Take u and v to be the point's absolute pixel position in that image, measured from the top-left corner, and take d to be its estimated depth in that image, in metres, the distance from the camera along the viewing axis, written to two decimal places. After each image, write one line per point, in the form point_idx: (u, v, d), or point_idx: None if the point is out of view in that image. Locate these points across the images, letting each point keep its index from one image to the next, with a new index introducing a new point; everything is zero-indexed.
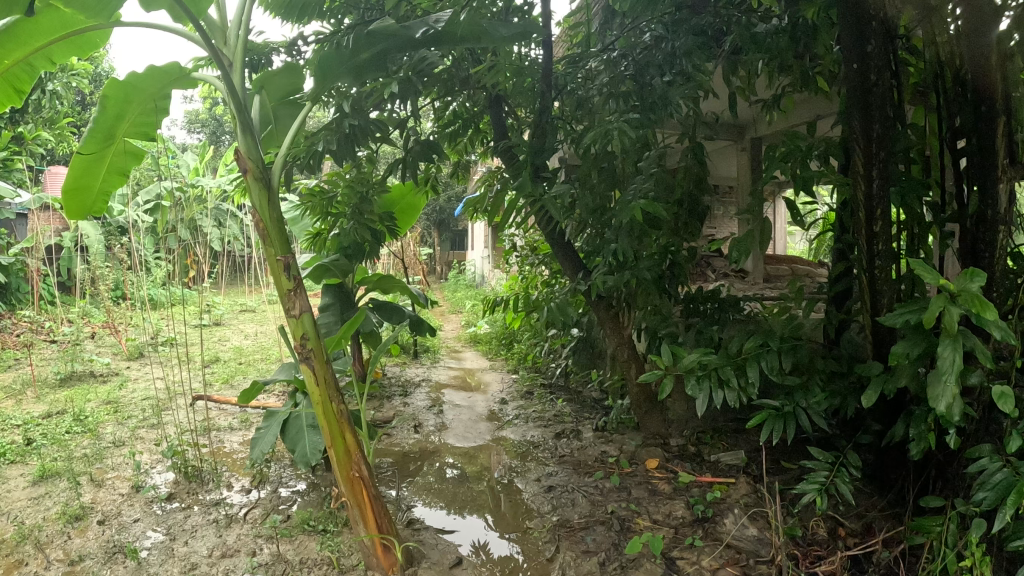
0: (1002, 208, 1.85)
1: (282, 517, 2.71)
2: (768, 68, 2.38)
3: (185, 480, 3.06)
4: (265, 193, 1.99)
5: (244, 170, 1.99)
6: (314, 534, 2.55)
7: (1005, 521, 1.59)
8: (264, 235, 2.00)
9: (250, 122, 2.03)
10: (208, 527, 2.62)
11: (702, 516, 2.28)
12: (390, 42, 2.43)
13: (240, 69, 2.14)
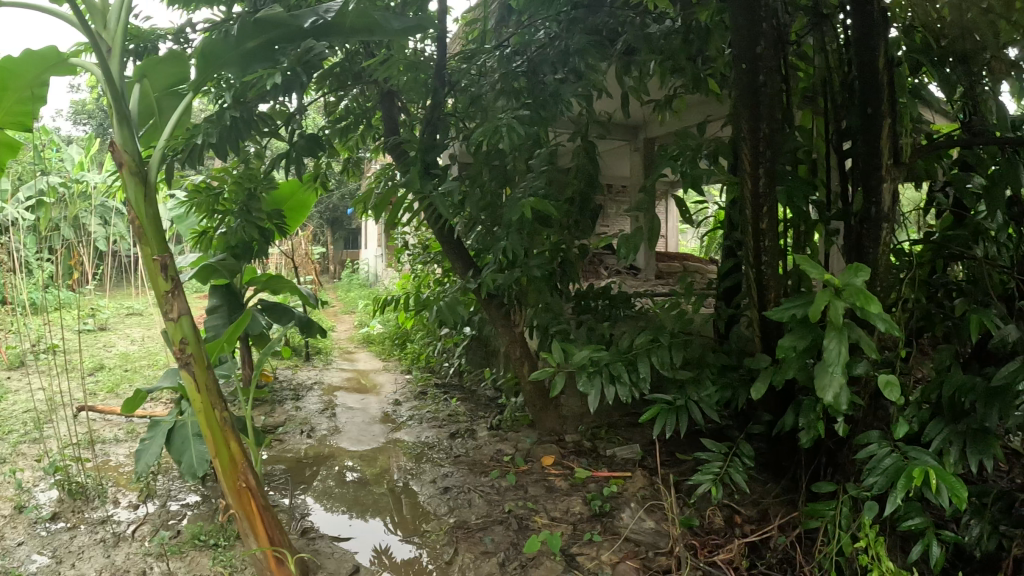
0: (885, 207, 1.84)
1: (172, 533, 2.51)
2: (660, 69, 2.37)
3: (69, 498, 2.78)
4: (141, 189, 1.80)
5: (119, 164, 1.80)
6: (205, 549, 2.37)
7: (897, 503, 1.63)
8: (139, 235, 1.81)
9: (126, 111, 1.84)
10: (95, 547, 2.40)
11: (600, 511, 2.25)
12: (278, 32, 2.29)
13: (120, 57, 1.91)
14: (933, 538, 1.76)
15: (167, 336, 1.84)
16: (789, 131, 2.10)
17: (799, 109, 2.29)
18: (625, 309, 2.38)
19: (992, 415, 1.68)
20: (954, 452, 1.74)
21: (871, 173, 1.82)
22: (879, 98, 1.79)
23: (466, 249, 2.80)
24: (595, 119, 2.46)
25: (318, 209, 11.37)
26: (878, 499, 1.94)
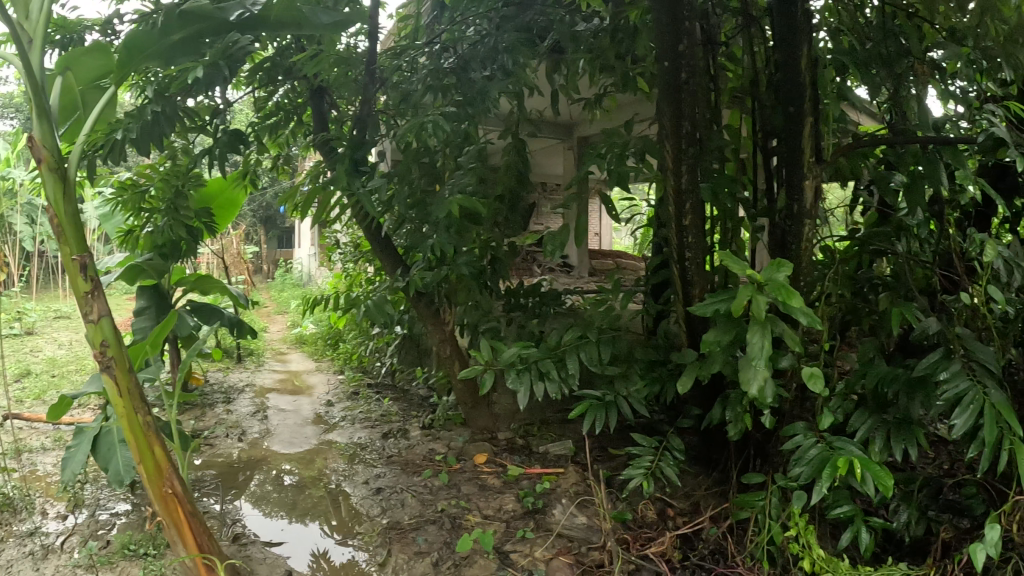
0: (808, 203, 1.82)
1: (101, 543, 2.40)
2: (590, 68, 2.37)
3: None
4: (61, 186, 1.69)
5: (38, 160, 1.68)
6: (135, 559, 2.28)
7: (824, 494, 1.62)
8: (57, 233, 1.71)
9: (45, 103, 1.73)
10: (23, 561, 2.29)
11: (532, 508, 2.25)
12: (204, 24, 2.20)
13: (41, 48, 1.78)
14: (861, 525, 1.79)
15: (86, 338, 1.75)
16: (714, 129, 2.11)
17: (726, 110, 2.33)
18: (555, 307, 2.37)
19: (915, 405, 1.71)
20: (879, 441, 1.71)
21: (794, 171, 1.81)
22: (801, 99, 1.77)
23: (395, 247, 2.73)
24: (526, 116, 2.47)
25: (252, 207, 11.11)
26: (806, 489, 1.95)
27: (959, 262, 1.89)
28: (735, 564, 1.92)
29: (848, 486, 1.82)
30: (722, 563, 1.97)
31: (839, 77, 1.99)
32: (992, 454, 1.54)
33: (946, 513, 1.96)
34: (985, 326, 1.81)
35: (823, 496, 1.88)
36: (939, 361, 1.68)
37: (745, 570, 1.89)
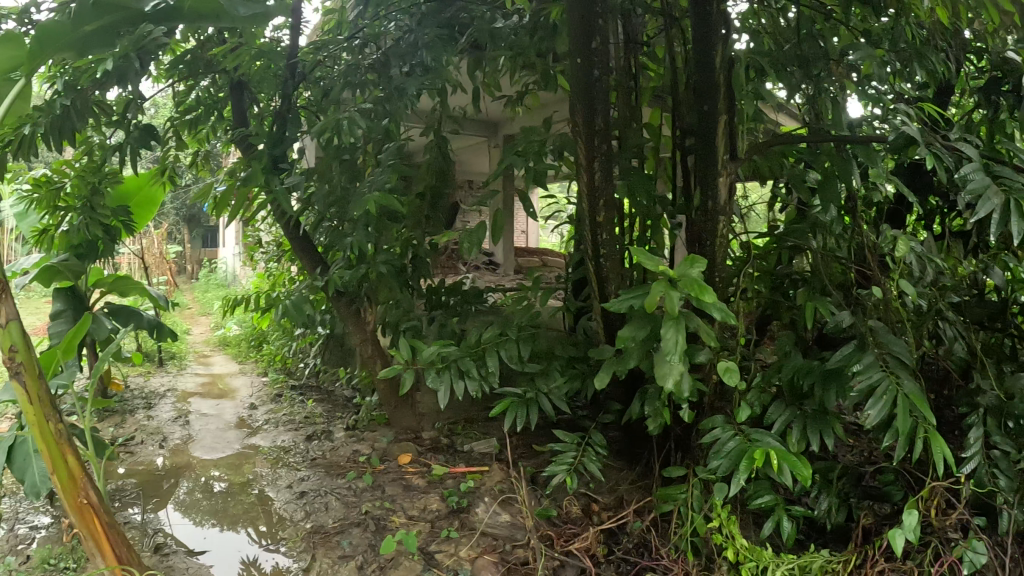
0: (722, 200, 1.82)
1: (15, 560, 2.28)
2: (511, 66, 2.36)
3: None
4: None
5: None
6: (52, 574, 2.17)
7: (740, 488, 1.59)
8: None
9: None
10: None
11: (456, 507, 2.24)
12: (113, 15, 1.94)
13: None
14: (782, 514, 1.78)
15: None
16: (632, 125, 2.11)
17: (645, 108, 2.34)
18: (476, 306, 2.37)
19: (830, 396, 1.65)
20: (796, 432, 1.67)
21: (708, 170, 1.79)
22: (716, 97, 1.74)
23: (314, 246, 2.73)
24: (448, 114, 2.45)
25: (176, 206, 10.78)
26: (727, 479, 1.95)
27: (871, 257, 1.84)
28: (659, 558, 1.92)
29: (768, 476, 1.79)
30: (646, 557, 1.96)
31: (755, 73, 1.93)
32: (907, 444, 1.53)
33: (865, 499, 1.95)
34: (898, 319, 1.76)
35: (744, 487, 1.85)
36: (854, 354, 1.62)
37: (668, 563, 1.88)
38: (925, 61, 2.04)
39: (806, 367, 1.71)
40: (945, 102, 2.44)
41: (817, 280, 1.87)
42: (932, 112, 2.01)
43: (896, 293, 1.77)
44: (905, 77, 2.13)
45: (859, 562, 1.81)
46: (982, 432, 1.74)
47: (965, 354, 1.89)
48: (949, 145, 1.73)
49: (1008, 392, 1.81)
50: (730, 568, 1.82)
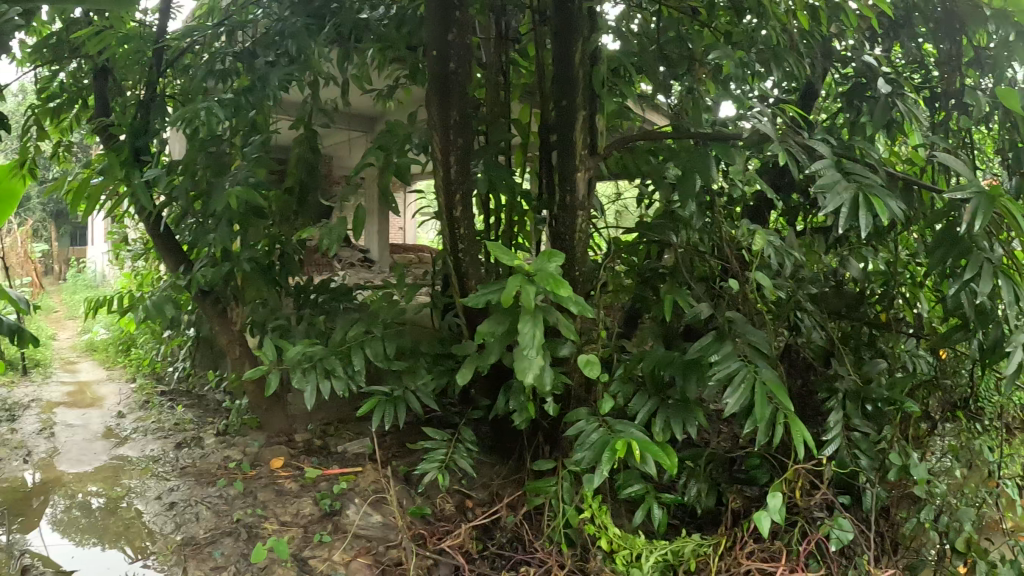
0: (581, 195, 1.78)
1: None
2: (380, 58, 2.31)
3: None
4: None
5: None
6: None
7: (604, 479, 1.53)
8: None
9: None
10: None
11: (329, 510, 2.17)
12: None
13: None
14: (652, 501, 1.76)
15: None
16: (500, 119, 2.08)
17: (516, 103, 2.32)
18: (346, 303, 2.31)
19: (691, 386, 1.62)
20: (660, 422, 1.63)
21: (566, 163, 1.74)
22: (575, 90, 1.71)
23: (178, 242, 2.60)
24: (320, 107, 2.37)
25: (47, 204, 10.13)
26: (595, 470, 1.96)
27: (730, 251, 1.81)
28: (533, 551, 1.90)
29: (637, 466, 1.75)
30: (521, 551, 1.94)
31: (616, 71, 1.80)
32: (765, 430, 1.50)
33: (733, 483, 1.93)
34: (756, 310, 1.74)
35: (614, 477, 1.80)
36: (712, 344, 1.59)
37: (542, 556, 1.86)
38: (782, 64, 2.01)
39: (668, 358, 1.66)
40: (812, 106, 2.32)
41: (679, 274, 1.82)
42: (795, 116, 1.96)
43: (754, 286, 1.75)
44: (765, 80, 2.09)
45: (728, 544, 1.81)
46: (841, 415, 1.73)
47: (823, 342, 1.88)
48: (802, 141, 1.65)
49: (865, 377, 1.82)
50: (603, 557, 1.81)
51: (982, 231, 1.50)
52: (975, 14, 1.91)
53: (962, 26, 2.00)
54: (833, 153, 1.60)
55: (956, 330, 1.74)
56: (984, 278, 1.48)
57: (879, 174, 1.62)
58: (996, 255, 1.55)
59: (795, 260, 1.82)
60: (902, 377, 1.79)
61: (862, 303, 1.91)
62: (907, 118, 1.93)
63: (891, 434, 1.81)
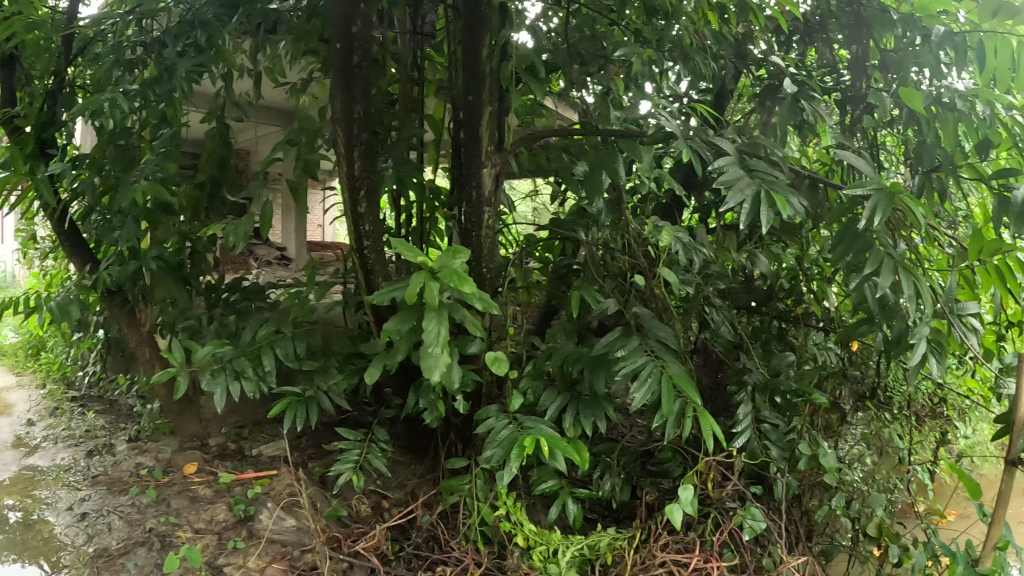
0: (486, 191, 1.76)
1: None
2: (293, 51, 2.27)
3: None
4: None
5: None
6: None
7: (512, 476, 1.54)
8: None
9: None
10: None
11: (245, 515, 2.11)
12: None
13: None
14: (567, 497, 1.76)
15: None
16: (412, 113, 2.06)
17: (431, 99, 2.29)
18: (259, 303, 2.30)
19: (599, 381, 1.62)
20: (570, 417, 1.64)
21: (473, 159, 1.72)
22: (482, 86, 1.67)
23: (86, 241, 2.53)
24: (232, 100, 2.32)
25: None
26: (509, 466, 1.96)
27: (637, 248, 1.78)
28: (449, 550, 1.90)
29: (549, 462, 1.75)
30: (436, 550, 1.94)
31: (522, 68, 1.72)
32: (671, 425, 1.49)
33: (647, 477, 1.95)
34: (664, 307, 1.75)
35: (527, 473, 1.80)
36: (620, 339, 1.59)
37: (458, 555, 1.86)
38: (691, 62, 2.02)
39: (576, 354, 1.67)
40: (723, 107, 2.34)
41: (589, 270, 1.81)
42: (705, 114, 1.97)
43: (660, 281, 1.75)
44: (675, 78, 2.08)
45: (643, 537, 1.82)
46: (750, 408, 1.75)
47: (732, 336, 1.88)
48: (705, 138, 1.64)
49: (773, 369, 1.86)
50: (519, 554, 1.80)
51: (882, 226, 1.51)
52: (880, 17, 1.96)
53: (870, 30, 2.03)
54: (736, 150, 1.60)
55: (861, 323, 1.77)
56: (883, 273, 1.50)
57: (782, 171, 1.62)
58: (896, 250, 1.58)
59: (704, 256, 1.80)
60: (809, 370, 1.87)
61: (773, 299, 1.96)
62: (814, 118, 1.94)
63: (800, 425, 1.84)
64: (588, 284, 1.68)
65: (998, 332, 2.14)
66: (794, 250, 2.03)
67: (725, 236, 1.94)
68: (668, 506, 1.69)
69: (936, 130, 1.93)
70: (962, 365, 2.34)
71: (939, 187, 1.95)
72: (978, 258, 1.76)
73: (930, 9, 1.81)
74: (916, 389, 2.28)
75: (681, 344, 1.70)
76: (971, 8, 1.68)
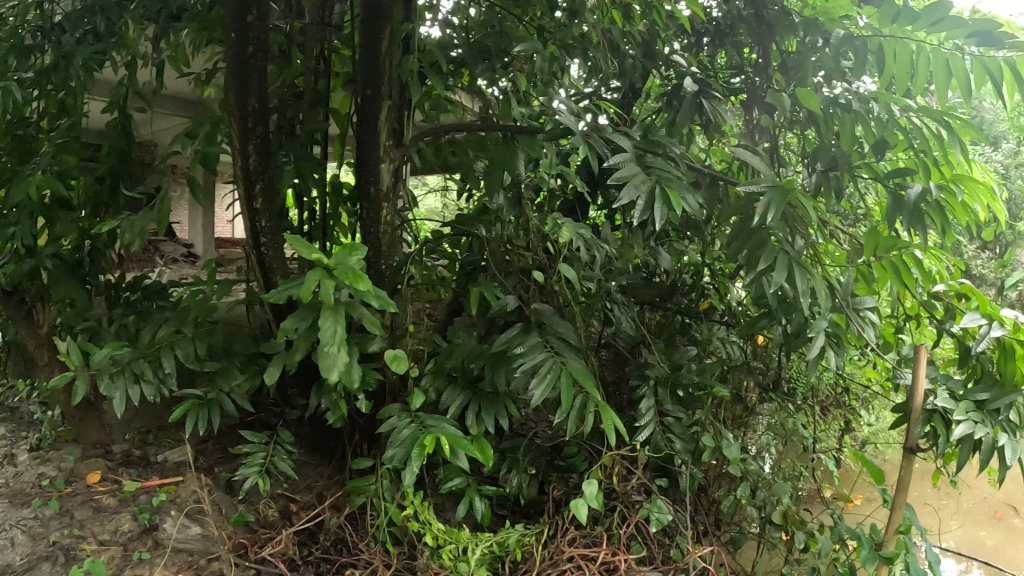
0: (383, 186, 1.76)
1: None
2: (196, 41, 2.21)
3: None
4: None
5: None
6: None
7: (413, 476, 1.54)
8: None
9: None
10: None
11: (150, 525, 2.03)
12: None
13: None
14: (473, 494, 1.77)
15: None
16: (317, 108, 2.03)
17: (338, 92, 2.26)
18: (161, 301, 2.28)
19: (499, 377, 1.64)
20: (472, 415, 1.65)
21: (369, 152, 1.70)
22: (381, 80, 1.64)
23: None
24: (136, 90, 2.21)
25: None
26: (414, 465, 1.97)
27: (536, 241, 1.79)
28: (357, 553, 1.88)
29: (455, 460, 1.76)
30: (345, 553, 1.94)
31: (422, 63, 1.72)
32: (571, 420, 1.49)
33: (553, 472, 1.94)
34: (563, 303, 1.79)
35: (435, 472, 1.80)
36: (517, 336, 1.59)
37: (368, 557, 1.85)
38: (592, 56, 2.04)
39: (476, 351, 1.70)
40: (629, 106, 2.40)
41: (492, 268, 1.83)
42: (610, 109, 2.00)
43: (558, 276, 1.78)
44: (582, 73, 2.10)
45: (550, 532, 1.84)
46: (652, 402, 1.80)
47: (633, 331, 1.95)
48: (603, 135, 1.65)
49: (675, 364, 1.90)
50: (429, 553, 1.79)
51: (774, 222, 1.54)
52: (783, 21, 2.00)
53: (772, 31, 2.07)
54: (634, 147, 1.62)
55: (762, 317, 1.80)
56: (777, 268, 1.52)
57: (679, 168, 1.64)
58: (790, 246, 1.59)
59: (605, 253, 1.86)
60: (709, 364, 1.93)
61: (673, 293, 2.09)
62: (716, 117, 1.97)
63: (703, 418, 1.89)
64: (487, 281, 1.70)
65: (896, 325, 2.23)
66: (697, 245, 2.10)
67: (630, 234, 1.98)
68: (573, 501, 1.69)
69: (833, 129, 1.97)
70: (862, 357, 2.44)
71: (835, 185, 2.00)
72: (872, 254, 1.82)
73: (830, 13, 1.87)
74: (818, 380, 2.36)
75: (580, 340, 1.71)
76: (872, 12, 1.76)
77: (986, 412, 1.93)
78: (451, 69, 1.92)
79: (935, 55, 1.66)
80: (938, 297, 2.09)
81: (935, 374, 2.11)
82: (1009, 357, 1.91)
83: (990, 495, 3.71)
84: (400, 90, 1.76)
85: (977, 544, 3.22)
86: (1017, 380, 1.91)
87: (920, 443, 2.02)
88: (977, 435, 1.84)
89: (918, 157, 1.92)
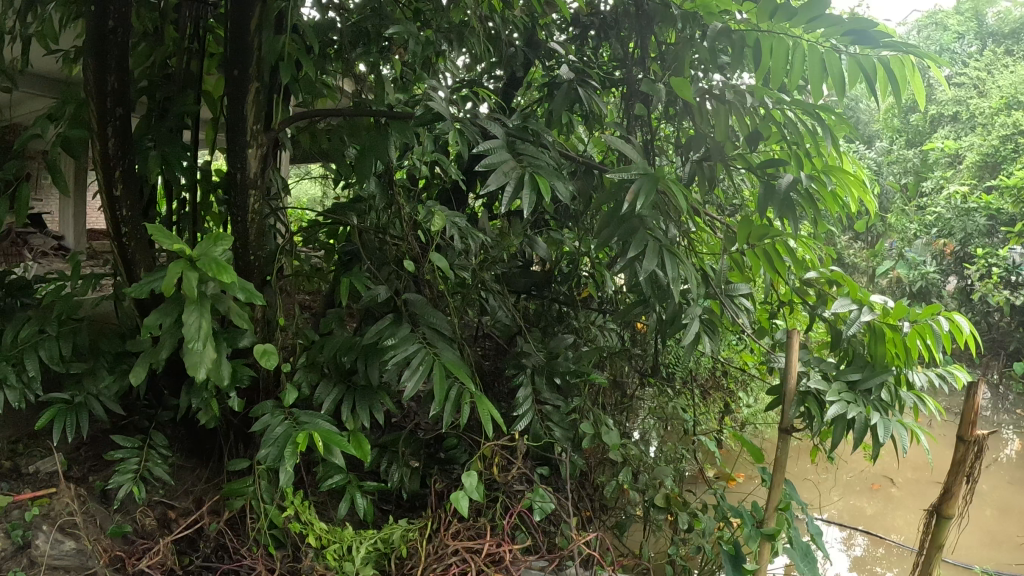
0: (252, 172, 1.70)
1: None
2: (62, 16, 2.06)
3: None
4: None
5: None
6: None
7: (286, 475, 1.48)
8: None
9: None
10: None
11: (22, 542, 1.78)
12: None
13: None
14: (354, 490, 1.74)
15: None
16: (188, 90, 1.95)
17: (213, 73, 2.16)
18: (25, 300, 2.10)
19: (372, 371, 1.70)
20: (347, 410, 1.70)
21: (236, 138, 1.64)
22: (249, 61, 1.57)
23: None
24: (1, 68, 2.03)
25: None
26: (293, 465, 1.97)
27: (408, 232, 1.82)
28: (239, 559, 1.77)
29: (333, 455, 1.73)
30: (226, 559, 1.85)
31: (294, 50, 1.67)
32: (444, 411, 1.50)
33: (435, 464, 2.01)
34: (438, 293, 1.85)
35: (313, 471, 1.75)
36: (389, 328, 1.62)
37: (250, 562, 1.75)
38: (467, 43, 2.05)
39: (348, 344, 1.73)
40: (513, 95, 2.44)
41: (362, 260, 1.85)
42: (482, 96, 2.07)
43: (431, 270, 1.84)
44: (453, 55, 2.13)
45: (434, 526, 1.83)
46: (528, 391, 1.85)
47: (508, 322, 2.03)
48: (476, 123, 1.69)
49: (551, 353, 1.99)
50: (313, 555, 1.74)
51: (643, 209, 1.57)
52: (663, 12, 2.02)
53: (652, 24, 2.11)
54: (505, 135, 1.67)
55: (638, 304, 1.86)
56: (647, 255, 1.55)
57: (551, 154, 1.72)
58: (662, 234, 1.63)
59: (479, 241, 1.88)
60: (584, 351, 2.03)
61: (550, 283, 2.17)
62: (589, 102, 2.07)
63: (579, 404, 2.00)
64: (358, 271, 1.74)
65: (770, 310, 2.35)
66: (572, 235, 2.21)
67: (507, 224, 2.02)
68: (452, 495, 1.67)
69: (708, 121, 2.02)
70: (739, 341, 2.60)
71: (709, 174, 2.04)
72: (745, 242, 1.86)
73: (709, 8, 1.83)
74: (697, 364, 2.58)
75: (452, 332, 1.78)
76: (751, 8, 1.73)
77: (858, 392, 2.00)
78: (327, 53, 1.89)
79: (812, 53, 1.69)
80: (809, 283, 2.18)
81: (808, 358, 2.19)
82: (879, 340, 1.97)
83: (867, 468, 3.95)
84: (270, 72, 1.69)
85: (858, 513, 3.44)
86: (887, 362, 1.99)
87: (796, 423, 1.95)
88: (850, 413, 1.88)
89: (791, 148, 1.98)
